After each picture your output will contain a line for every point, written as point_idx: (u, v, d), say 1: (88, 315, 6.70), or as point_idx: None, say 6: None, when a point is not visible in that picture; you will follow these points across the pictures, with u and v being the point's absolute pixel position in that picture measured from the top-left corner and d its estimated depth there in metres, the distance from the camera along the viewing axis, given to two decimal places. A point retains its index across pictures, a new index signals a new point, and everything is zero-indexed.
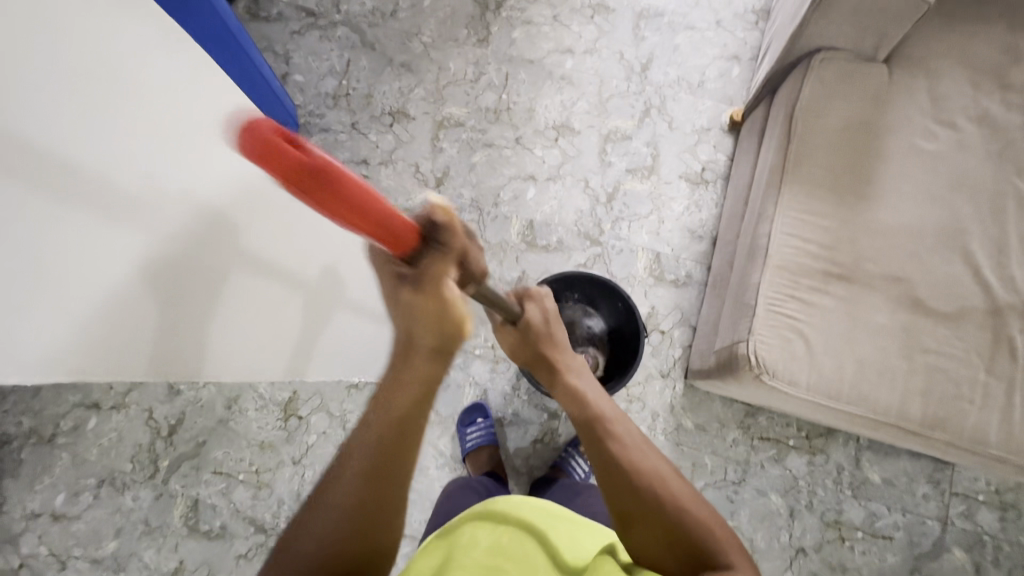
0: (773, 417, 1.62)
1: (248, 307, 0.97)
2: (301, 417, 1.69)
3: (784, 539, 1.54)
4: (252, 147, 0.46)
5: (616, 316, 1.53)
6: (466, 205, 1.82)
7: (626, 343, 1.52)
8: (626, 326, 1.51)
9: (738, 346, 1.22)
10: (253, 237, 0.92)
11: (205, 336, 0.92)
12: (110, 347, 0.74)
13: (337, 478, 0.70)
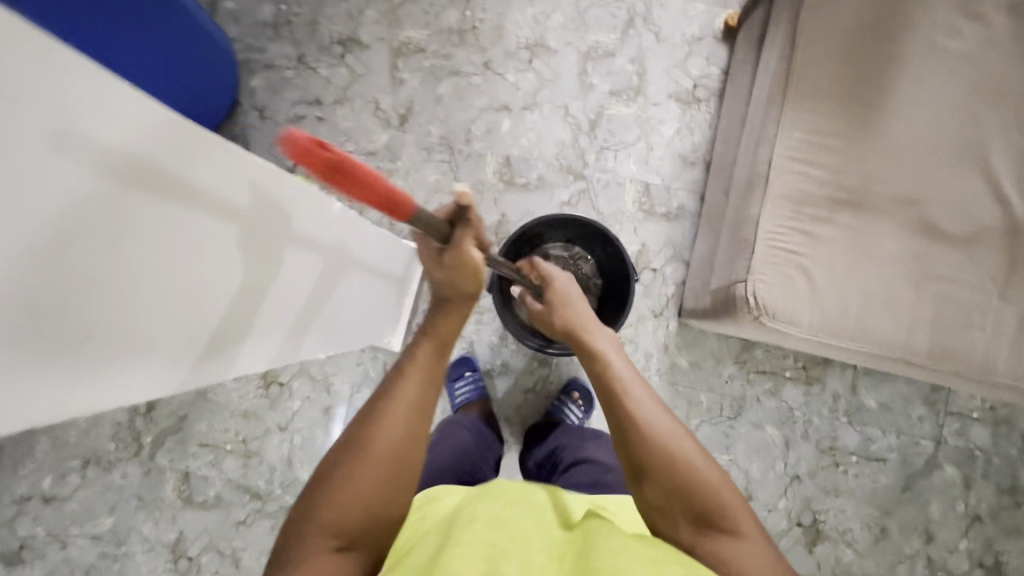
0: (770, 350, 1.57)
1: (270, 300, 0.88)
2: (282, 383, 1.62)
3: (780, 468, 1.55)
4: (298, 155, 0.64)
5: (604, 262, 1.44)
6: (436, 144, 1.64)
7: (615, 289, 1.43)
8: (615, 270, 1.42)
9: (736, 287, 1.13)
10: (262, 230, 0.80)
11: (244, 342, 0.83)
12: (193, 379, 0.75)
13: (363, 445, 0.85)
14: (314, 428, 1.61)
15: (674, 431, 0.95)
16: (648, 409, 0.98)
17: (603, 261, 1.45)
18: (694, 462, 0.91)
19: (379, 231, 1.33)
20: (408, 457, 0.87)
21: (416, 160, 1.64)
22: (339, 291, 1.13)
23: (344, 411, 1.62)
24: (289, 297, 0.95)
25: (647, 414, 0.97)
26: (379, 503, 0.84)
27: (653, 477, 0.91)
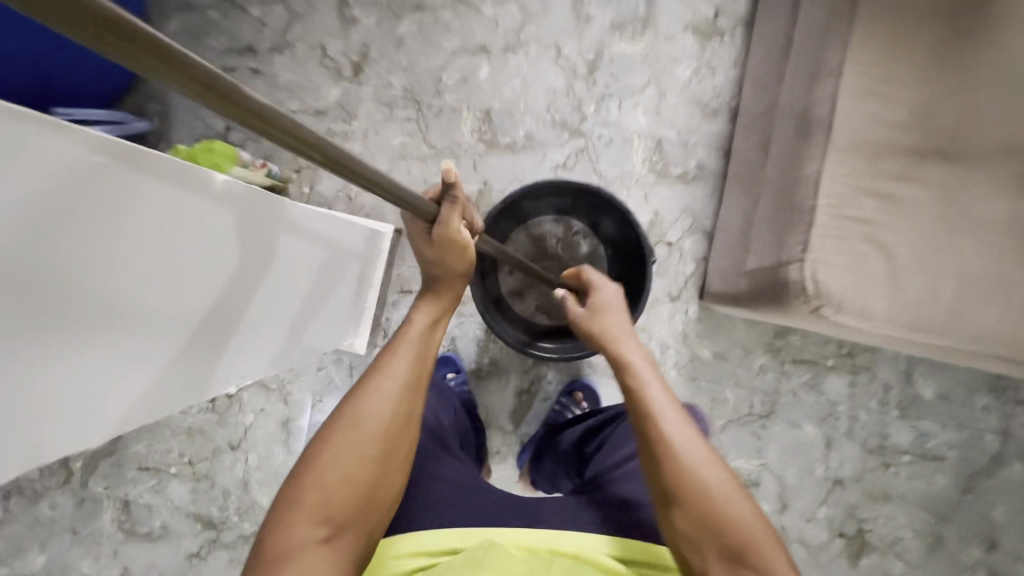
0: (809, 335, 1.32)
1: (205, 327, 0.79)
2: (231, 394, 1.37)
3: (819, 472, 1.33)
4: None
5: (614, 237, 1.16)
6: (400, 98, 1.34)
7: (625, 273, 1.16)
8: (626, 249, 1.14)
9: (788, 269, 0.86)
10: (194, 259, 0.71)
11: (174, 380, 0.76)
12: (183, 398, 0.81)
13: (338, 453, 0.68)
14: (271, 445, 1.37)
15: (709, 455, 0.73)
16: (677, 425, 0.75)
17: (613, 237, 1.17)
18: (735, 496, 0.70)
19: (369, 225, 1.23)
20: (396, 443, 0.71)
21: (376, 118, 1.34)
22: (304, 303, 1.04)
23: (306, 424, 1.37)
24: (263, 300, 0.91)
25: (677, 435, 0.74)
26: (355, 506, 0.68)
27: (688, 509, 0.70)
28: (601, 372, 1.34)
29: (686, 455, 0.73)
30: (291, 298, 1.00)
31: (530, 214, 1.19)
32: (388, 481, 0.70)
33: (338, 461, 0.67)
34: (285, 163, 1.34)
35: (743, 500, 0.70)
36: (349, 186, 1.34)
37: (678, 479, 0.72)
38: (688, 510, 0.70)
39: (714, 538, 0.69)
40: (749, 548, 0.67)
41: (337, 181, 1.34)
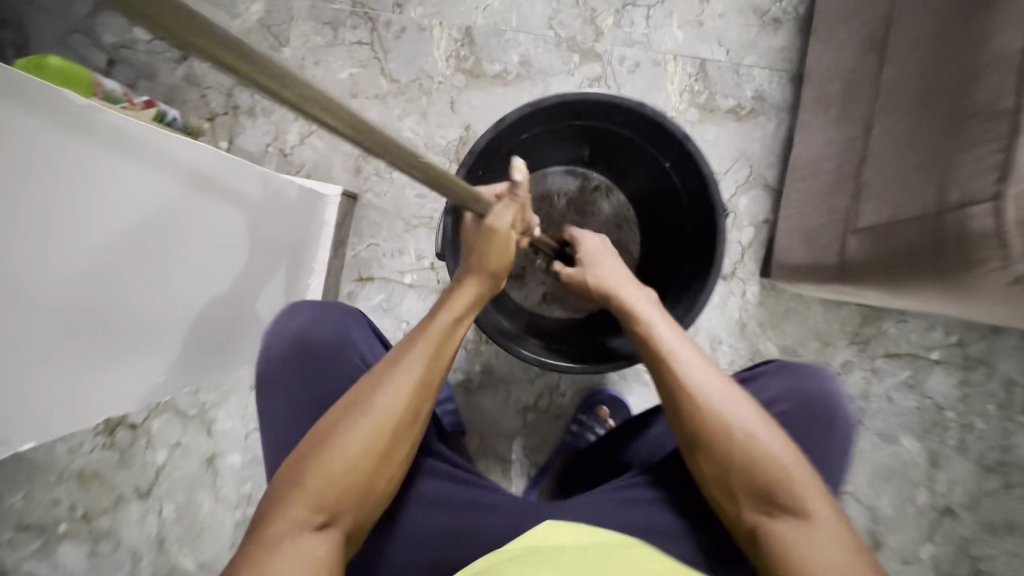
0: (905, 321, 0.99)
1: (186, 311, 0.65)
2: (136, 424, 1.02)
3: (922, 500, 1.00)
4: None
5: (656, 190, 0.79)
6: (347, 15, 0.98)
7: (670, 245, 0.79)
8: (675, 208, 0.76)
9: (965, 216, 0.52)
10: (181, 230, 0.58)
11: (144, 369, 0.62)
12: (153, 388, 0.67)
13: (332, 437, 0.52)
14: (193, 490, 1.02)
15: (732, 390, 0.59)
16: (700, 370, 0.59)
17: (653, 191, 0.80)
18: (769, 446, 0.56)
19: (333, 188, 0.93)
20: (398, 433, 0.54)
21: (314, 43, 0.98)
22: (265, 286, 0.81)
23: (238, 462, 1.02)
24: (221, 280, 0.70)
25: (702, 382, 0.58)
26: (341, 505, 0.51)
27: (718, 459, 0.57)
28: (631, 380, 1.00)
29: (708, 396, 0.58)
30: (247, 279, 0.76)
31: (537, 154, 0.80)
32: (396, 460, 0.54)
33: (341, 444, 0.52)
34: (192, 109, 0.98)
35: (778, 437, 0.56)
36: (282, 139, 0.98)
37: (697, 422, 0.57)
38: (712, 455, 0.57)
39: (745, 484, 0.55)
40: (788, 492, 0.54)
41: (266, 132, 0.98)
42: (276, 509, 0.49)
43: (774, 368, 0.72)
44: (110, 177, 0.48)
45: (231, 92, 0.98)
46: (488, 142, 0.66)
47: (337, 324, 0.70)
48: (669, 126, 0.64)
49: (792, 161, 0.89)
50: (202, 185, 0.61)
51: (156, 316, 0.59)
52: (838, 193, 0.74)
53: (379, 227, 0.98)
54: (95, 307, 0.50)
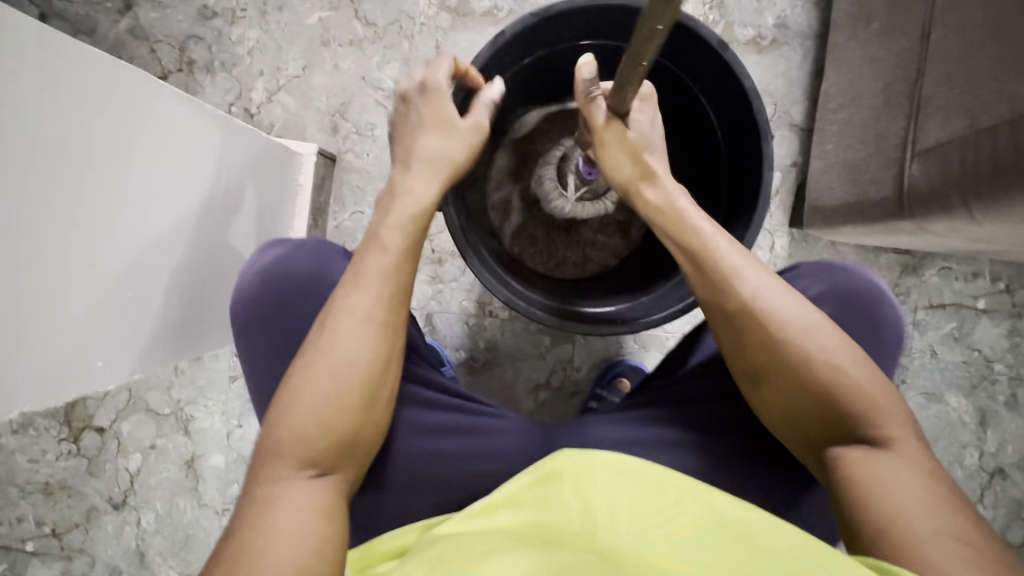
0: (947, 268, 0.90)
1: (160, 264, 0.54)
2: (102, 429, 0.90)
3: (972, 462, 0.92)
4: None
5: (688, 124, 0.69)
6: None
7: (706, 185, 0.69)
8: (711, 141, 0.66)
9: None
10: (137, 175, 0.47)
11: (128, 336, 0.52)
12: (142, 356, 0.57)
13: (298, 394, 0.49)
14: (173, 496, 0.92)
15: (809, 312, 0.50)
16: (762, 290, 0.51)
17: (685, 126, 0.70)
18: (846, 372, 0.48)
19: (308, 146, 0.81)
20: (367, 380, 0.51)
21: None
22: (241, 251, 0.73)
23: (221, 463, 0.91)
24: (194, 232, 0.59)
25: (766, 306, 0.50)
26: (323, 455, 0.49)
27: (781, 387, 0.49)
28: (652, 349, 0.90)
29: (777, 320, 0.49)
30: (223, 236, 0.66)
31: (550, 85, 0.72)
32: (377, 408, 0.52)
33: (309, 393, 0.49)
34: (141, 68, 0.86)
35: (856, 363, 0.48)
36: (246, 97, 0.87)
37: (766, 347, 0.49)
38: (780, 381, 0.49)
39: (815, 413, 0.49)
40: (866, 424, 0.47)
41: (228, 90, 0.87)
42: (263, 462, 0.48)
43: (808, 268, 0.60)
44: (119, 134, 0.44)
45: (185, 45, 0.86)
46: (489, 62, 0.59)
47: (316, 256, 0.62)
48: (703, 31, 0.55)
49: (824, 92, 0.79)
50: (196, 134, 0.55)
51: (166, 275, 0.56)
52: (890, 115, 0.65)
53: (362, 191, 0.87)
54: (115, 276, 0.48)
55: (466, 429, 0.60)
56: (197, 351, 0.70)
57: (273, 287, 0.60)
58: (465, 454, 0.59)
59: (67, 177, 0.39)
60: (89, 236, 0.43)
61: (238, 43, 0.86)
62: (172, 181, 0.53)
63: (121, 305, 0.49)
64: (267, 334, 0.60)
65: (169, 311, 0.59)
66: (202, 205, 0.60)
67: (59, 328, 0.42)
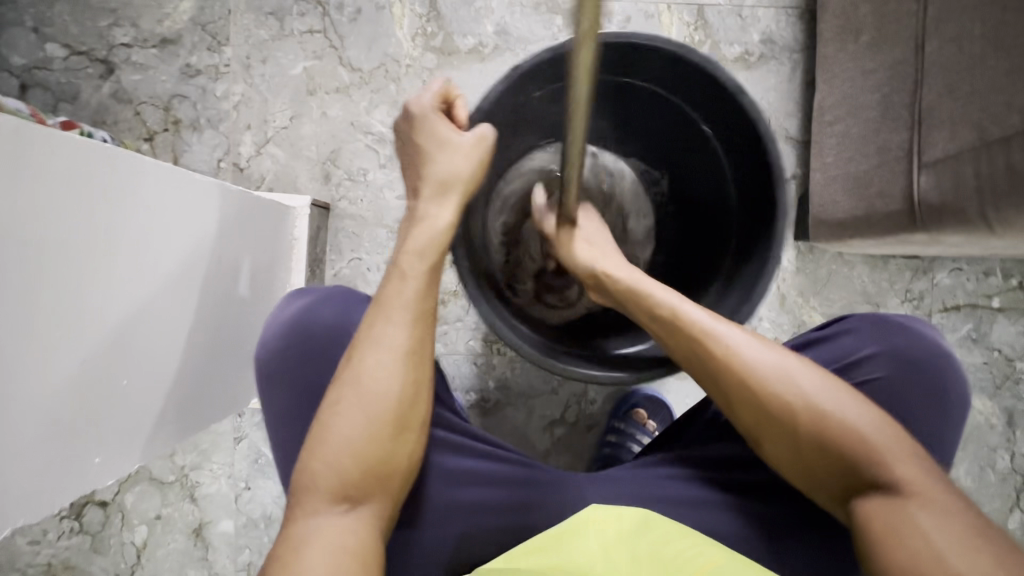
0: (959, 269, 0.89)
1: (163, 336, 0.53)
2: (104, 503, 0.87)
3: (1003, 465, 0.90)
4: None
5: (702, 164, 0.67)
6: (293, 2, 0.85)
7: (714, 228, 0.67)
8: (724, 179, 0.65)
9: None
10: (126, 258, 0.46)
11: (137, 412, 0.51)
12: (159, 430, 0.56)
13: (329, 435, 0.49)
14: (183, 568, 0.88)
15: (786, 360, 0.51)
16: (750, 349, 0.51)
17: (698, 167, 0.68)
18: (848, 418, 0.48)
19: (301, 198, 0.80)
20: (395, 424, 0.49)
21: (259, 39, 0.85)
22: (246, 308, 0.71)
23: (230, 529, 0.88)
24: (198, 293, 0.59)
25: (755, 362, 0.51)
26: (350, 491, 0.48)
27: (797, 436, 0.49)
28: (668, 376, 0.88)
29: (762, 376, 0.50)
30: (227, 295, 0.65)
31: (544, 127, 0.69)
32: (410, 437, 0.50)
33: (342, 424, 0.48)
34: (126, 130, 0.85)
35: (847, 402, 0.49)
36: (234, 151, 0.85)
37: (756, 408, 0.50)
38: (780, 442, 0.50)
39: (824, 461, 0.49)
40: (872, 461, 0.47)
41: (215, 146, 0.85)
42: (299, 499, 0.48)
43: (860, 326, 0.59)
44: (103, 219, 0.43)
45: (169, 104, 0.85)
46: (499, 97, 0.57)
47: (338, 304, 0.60)
48: (731, 82, 0.53)
49: (818, 104, 0.78)
50: (184, 211, 0.54)
51: (170, 354, 0.55)
52: (891, 127, 0.64)
53: (358, 238, 0.86)
54: (117, 358, 0.47)
55: (499, 480, 0.58)
56: (213, 421, 0.67)
57: (292, 339, 0.58)
58: (498, 506, 0.57)
59: (47, 274, 0.38)
60: (76, 330, 0.42)
61: (223, 98, 0.85)
62: (165, 261, 0.52)
63: (121, 396, 0.48)
64: (285, 386, 0.58)
65: (179, 387, 0.58)
66: (203, 269, 0.59)
67: (54, 431, 0.41)
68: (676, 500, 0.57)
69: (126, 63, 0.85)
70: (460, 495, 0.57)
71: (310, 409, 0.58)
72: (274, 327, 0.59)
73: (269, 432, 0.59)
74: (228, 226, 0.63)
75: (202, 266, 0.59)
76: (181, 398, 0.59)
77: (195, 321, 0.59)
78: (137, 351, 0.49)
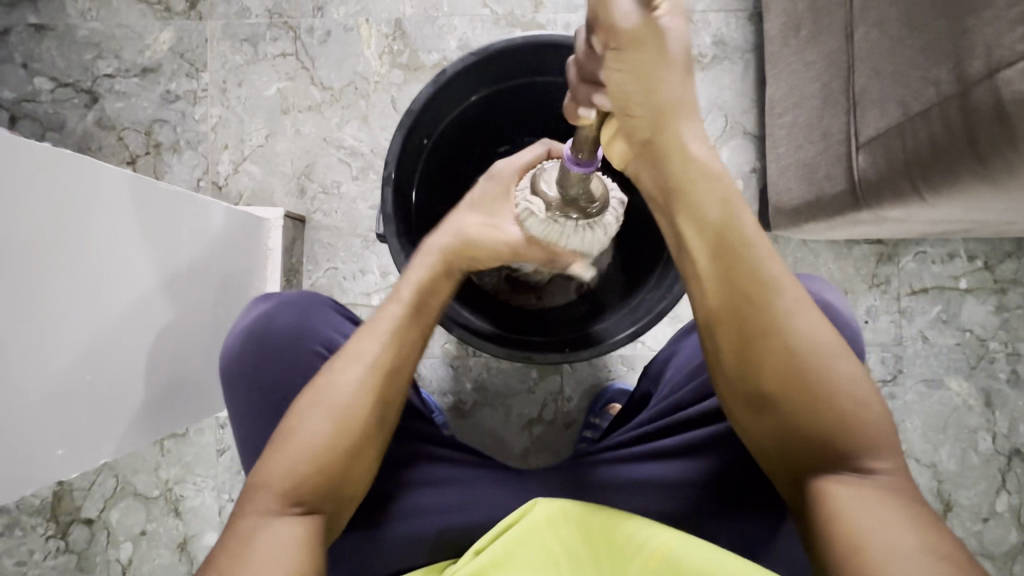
0: (924, 252, 0.90)
1: (130, 339, 0.55)
2: (89, 520, 0.88)
3: (985, 446, 0.89)
4: None
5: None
6: (266, 28, 0.90)
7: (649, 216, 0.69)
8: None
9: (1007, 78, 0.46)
10: (93, 260, 0.48)
11: (102, 410, 0.52)
12: (125, 431, 0.57)
13: (294, 432, 0.49)
14: None
15: (832, 336, 0.45)
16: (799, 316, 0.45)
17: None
18: (854, 406, 0.44)
19: (275, 211, 0.83)
20: (359, 435, 0.50)
21: (235, 63, 0.90)
22: (220, 318, 0.73)
23: (214, 542, 0.88)
24: (170, 299, 0.61)
25: (804, 328, 0.45)
26: (302, 492, 0.47)
27: (796, 411, 0.45)
28: (642, 371, 0.89)
29: (805, 337, 0.45)
30: (200, 303, 0.67)
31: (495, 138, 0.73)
32: (370, 454, 0.51)
33: (308, 428, 0.49)
34: (110, 155, 0.89)
35: (870, 398, 0.45)
36: (213, 170, 0.89)
37: (788, 363, 0.45)
38: (788, 416, 0.45)
39: (819, 438, 0.44)
40: (862, 452, 0.43)
41: (195, 166, 0.89)
42: (252, 494, 0.48)
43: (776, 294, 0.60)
44: (71, 222, 0.45)
45: (151, 129, 0.89)
46: (430, 101, 0.59)
47: (302, 309, 0.62)
48: None
49: (769, 98, 0.81)
50: (151, 215, 0.56)
51: (137, 354, 0.56)
52: (832, 112, 0.66)
53: (334, 248, 0.88)
54: (81, 356, 0.48)
55: (461, 482, 0.59)
56: (183, 426, 0.69)
57: (253, 342, 0.60)
58: (463, 505, 0.58)
59: (7, 272, 0.40)
60: (35, 327, 0.43)
61: (201, 120, 0.89)
62: (134, 263, 0.54)
63: (84, 392, 0.49)
64: (246, 388, 0.60)
65: (149, 387, 0.59)
66: (174, 275, 0.61)
67: (13, 425, 0.42)
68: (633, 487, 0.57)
69: (109, 92, 0.89)
70: (422, 497, 0.58)
71: (269, 419, 0.60)
72: (239, 329, 0.61)
73: (236, 435, 0.61)
74: (201, 235, 0.65)
75: (175, 271, 0.61)
76: (151, 399, 0.60)
77: (164, 322, 0.60)
78: (102, 351, 0.51)
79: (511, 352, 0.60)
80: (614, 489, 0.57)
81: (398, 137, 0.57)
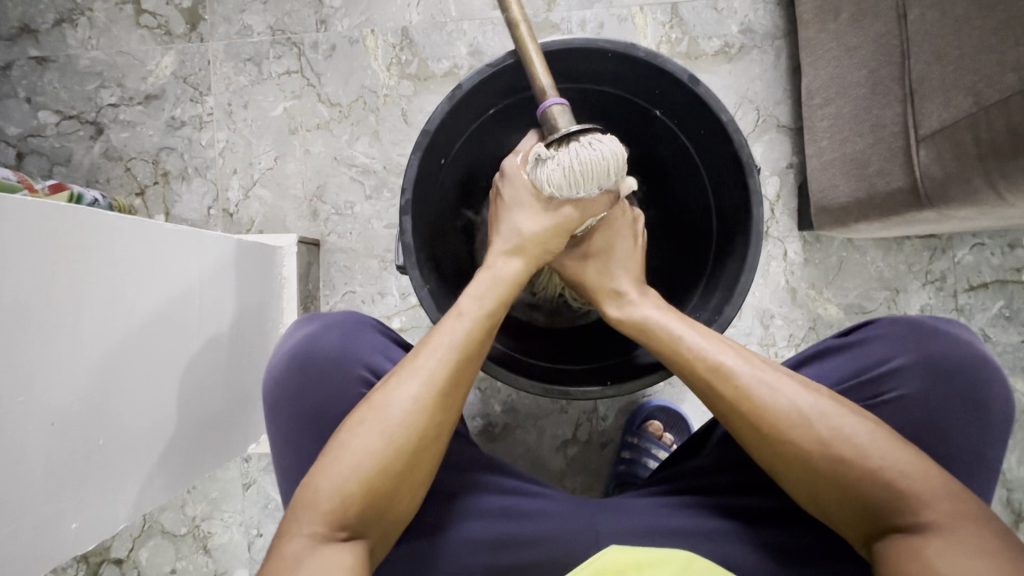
0: (981, 244, 0.83)
1: (148, 391, 0.53)
2: (118, 560, 0.86)
3: None
4: None
5: (668, 159, 0.65)
6: (269, 46, 0.86)
7: (695, 225, 0.64)
8: (693, 175, 0.62)
9: None
10: (102, 314, 0.46)
11: (119, 469, 0.50)
12: (149, 484, 0.55)
13: (338, 448, 0.46)
14: None
15: (806, 398, 0.46)
16: (783, 386, 0.47)
17: (661, 162, 0.66)
18: (871, 458, 0.43)
19: (289, 237, 0.79)
20: (412, 457, 0.46)
21: (239, 85, 0.86)
22: (240, 351, 0.70)
23: None
24: (189, 341, 0.58)
25: (787, 399, 0.46)
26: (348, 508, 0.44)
27: (811, 474, 0.45)
28: (679, 384, 0.84)
29: (772, 411, 0.46)
30: (218, 339, 0.64)
31: None
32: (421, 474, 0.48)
33: (359, 442, 0.46)
34: (118, 187, 0.87)
35: (881, 442, 0.44)
36: (223, 197, 0.86)
37: (768, 440, 0.46)
38: (811, 481, 0.45)
39: (841, 497, 0.44)
40: (902, 505, 0.42)
41: (204, 194, 0.86)
42: (297, 511, 0.45)
43: (888, 334, 0.56)
44: (75, 280, 0.43)
45: (158, 158, 0.87)
46: (448, 119, 0.54)
47: (348, 333, 0.59)
48: (671, 66, 0.52)
49: (806, 89, 0.75)
50: (162, 259, 0.53)
51: (157, 404, 0.54)
52: (883, 102, 0.60)
53: (351, 271, 0.85)
54: (93, 421, 0.46)
55: (515, 515, 0.55)
56: (211, 467, 0.67)
57: (282, 372, 0.57)
58: (516, 542, 0.54)
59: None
60: (40, 394, 0.41)
61: (208, 146, 0.87)
62: (147, 311, 0.52)
63: (99, 455, 0.47)
64: (279, 422, 0.57)
65: (173, 437, 0.57)
66: (190, 316, 0.58)
67: (15, 501, 0.40)
68: (690, 531, 0.53)
69: (114, 122, 0.87)
70: (472, 530, 0.54)
71: (303, 451, 0.56)
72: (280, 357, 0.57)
73: (276, 475, 0.58)
74: (215, 270, 0.63)
75: (190, 313, 0.58)
76: (174, 445, 0.58)
77: (186, 369, 0.58)
78: (115, 409, 0.48)
79: (548, 389, 0.55)
80: (677, 537, 0.53)
81: (417, 159, 0.53)
